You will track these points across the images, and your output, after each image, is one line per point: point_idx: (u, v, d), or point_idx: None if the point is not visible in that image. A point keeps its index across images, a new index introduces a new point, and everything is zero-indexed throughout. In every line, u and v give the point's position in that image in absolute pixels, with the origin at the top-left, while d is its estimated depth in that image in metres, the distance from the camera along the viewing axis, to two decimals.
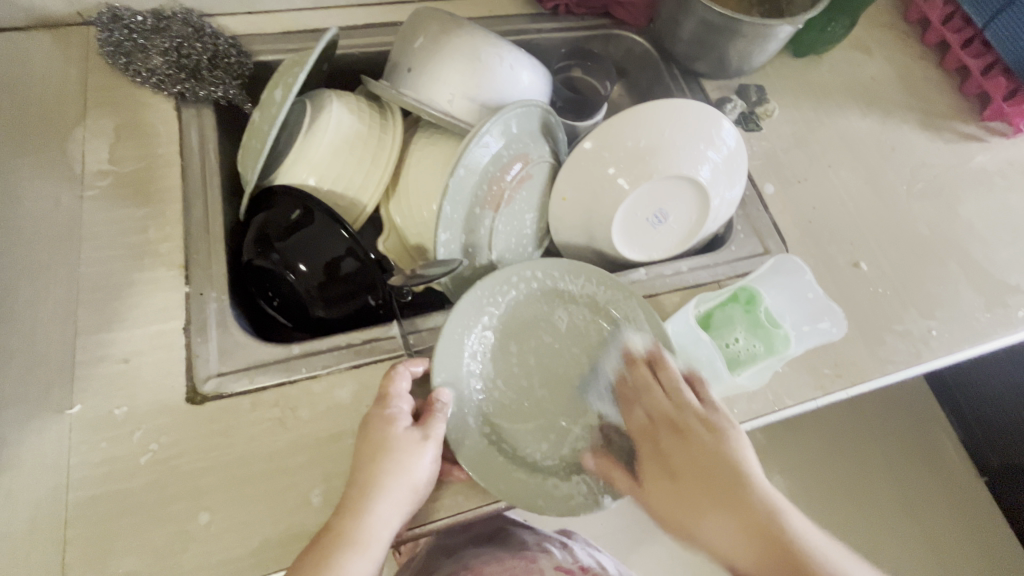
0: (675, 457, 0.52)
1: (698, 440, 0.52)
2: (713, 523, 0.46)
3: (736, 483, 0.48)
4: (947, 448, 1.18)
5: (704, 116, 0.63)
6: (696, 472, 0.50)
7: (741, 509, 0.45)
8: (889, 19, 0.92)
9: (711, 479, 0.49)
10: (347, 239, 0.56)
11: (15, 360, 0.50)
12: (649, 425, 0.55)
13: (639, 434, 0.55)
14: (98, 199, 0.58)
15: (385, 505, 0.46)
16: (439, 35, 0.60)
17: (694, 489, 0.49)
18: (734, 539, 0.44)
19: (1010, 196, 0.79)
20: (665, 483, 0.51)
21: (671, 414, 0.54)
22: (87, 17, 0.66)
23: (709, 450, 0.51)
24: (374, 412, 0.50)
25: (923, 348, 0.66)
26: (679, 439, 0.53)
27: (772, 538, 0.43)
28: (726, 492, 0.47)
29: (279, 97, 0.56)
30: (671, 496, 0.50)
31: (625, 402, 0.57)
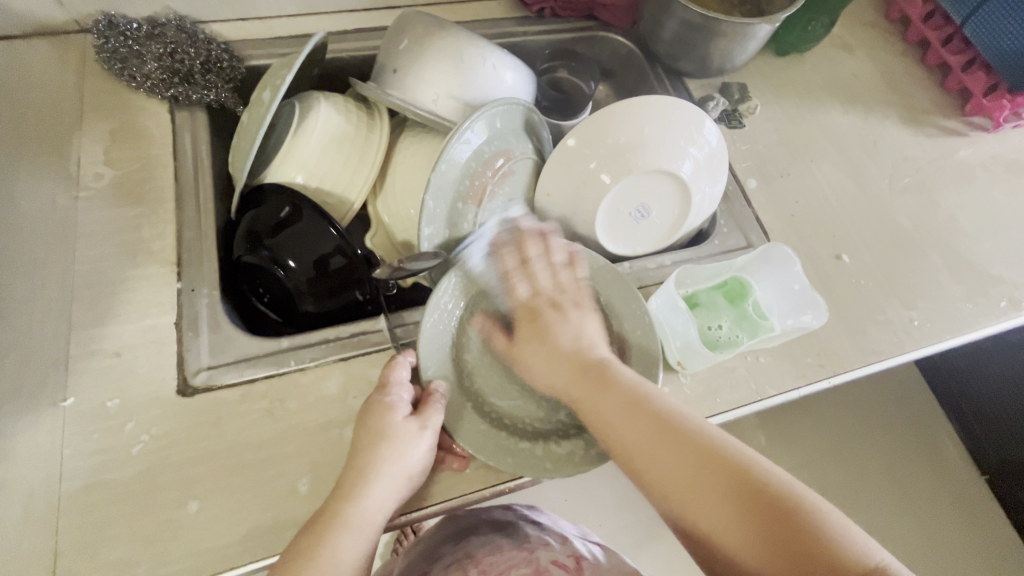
0: (544, 336, 0.55)
1: (560, 320, 0.55)
2: (593, 399, 0.49)
3: (612, 371, 0.50)
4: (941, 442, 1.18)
5: (685, 113, 0.64)
6: (568, 351, 0.53)
7: (621, 389, 0.49)
8: (871, 18, 0.93)
9: (581, 362, 0.52)
10: (336, 237, 0.58)
11: (12, 354, 0.52)
12: (528, 301, 0.58)
13: (522, 309, 0.57)
14: (93, 200, 0.60)
15: (380, 491, 0.47)
16: (423, 37, 0.61)
17: (564, 369, 0.52)
18: (616, 413, 0.47)
19: (992, 189, 0.80)
20: (536, 345, 0.55)
21: (552, 291, 0.57)
22: (84, 25, 0.68)
23: (578, 330, 0.55)
24: (374, 399, 0.51)
25: (905, 337, 0.67)
26: (558, 313, 0.56)
27: (648, 410, 0.47)
28: (599, 376, 0.50)
29: (267, 98, 0.58)
30: (548, 365, 0.53)
31: (507, 276, 0.59)
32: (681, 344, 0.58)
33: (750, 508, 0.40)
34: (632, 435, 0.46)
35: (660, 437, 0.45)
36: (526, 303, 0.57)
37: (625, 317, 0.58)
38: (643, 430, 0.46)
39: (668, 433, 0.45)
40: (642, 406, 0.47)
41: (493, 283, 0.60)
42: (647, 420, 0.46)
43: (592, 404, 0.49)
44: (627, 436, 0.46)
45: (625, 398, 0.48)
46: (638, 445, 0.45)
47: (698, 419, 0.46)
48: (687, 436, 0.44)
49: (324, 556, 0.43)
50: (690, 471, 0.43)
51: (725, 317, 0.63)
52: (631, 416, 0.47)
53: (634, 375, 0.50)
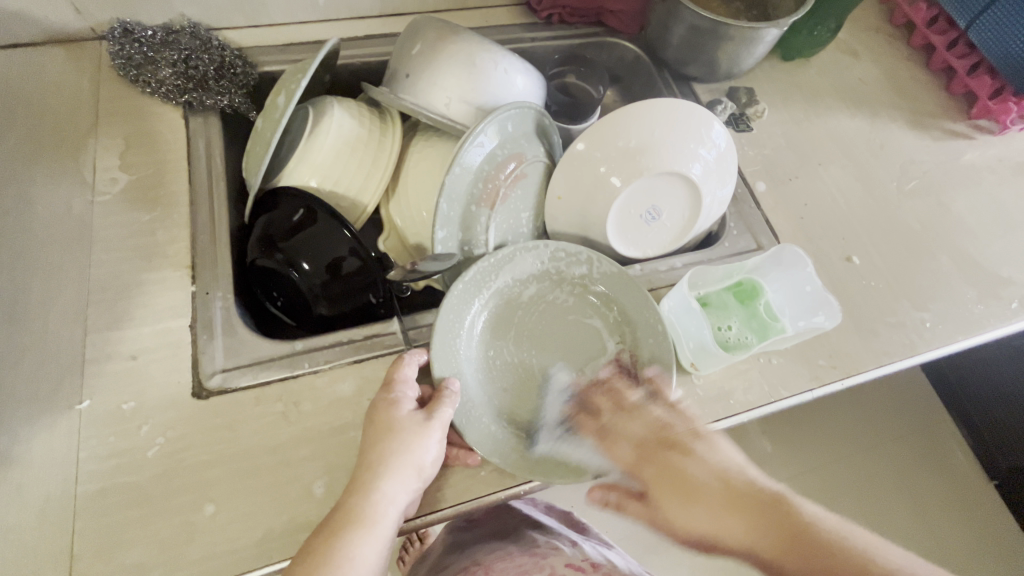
0: (690, 485, 0.48)
1: (696, 463, 0.49)
2: (784, 549, 0.44)
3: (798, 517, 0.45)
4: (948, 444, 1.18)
5: (696, 116, 0.65)
6: (731, 500, 0.47)
7: (809, 531, 0.44)
8: (875, 23, 0.94)
9: (753, 504, 0.46)
10: (350, 239, 0.58)
11: (28, 358, 0.52)
12: (643, 456, 0.51)
13: (634, 465, 0.51)
14: (109, 204, 0.60)
15: (391, 484, 0.47)
16: (436, 42, 0.62)
17: (740, 523, 0.45)
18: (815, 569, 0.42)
19: (1001, 192, 0.80)
20: (678, 502, 0.48)
21: (659, 431, 0.52)
22: (99, 32, 0.69)
23: (713, 463, 0.49)
24: (379, 397, 0.51)
25: (917, 339, 0.67)
26: (686, 451, 0.50)
27: (851, 558, 0.42)
28: (789, 525, 0.45)
29: (281, 103, 0.59)
30: (717, 518, 0.46)
31: (602, 439, 0.53)
32: (694, 344, 0.58)
33: None
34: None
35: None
36: (638, 458, 0.51)
37: (638, 319, 0.59)
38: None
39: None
40: (841, 553, 0.43)
41: (587, 452, 0.53)
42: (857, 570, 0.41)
43: (782, 556, 0.43)
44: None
45: (819, 548, 0.43)
46: None
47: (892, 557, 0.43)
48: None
49: (338, 551, 0.43)
50: None
51: (737, 318, 0.63)
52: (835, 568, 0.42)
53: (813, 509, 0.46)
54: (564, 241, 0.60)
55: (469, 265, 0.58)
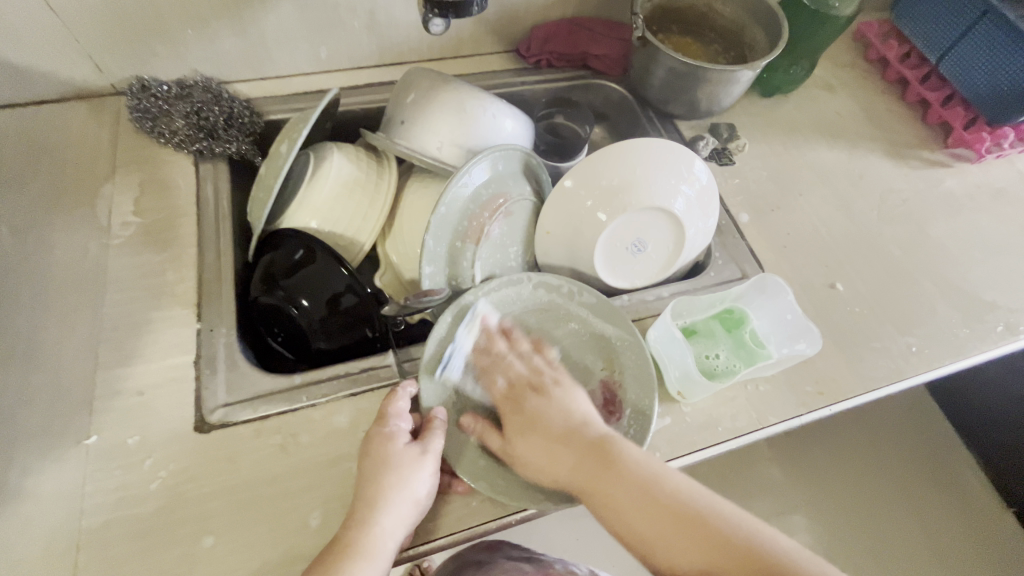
0: (562, 441, 0.51)
1: (562, 418, 0.53)
2: (602, 486, 0.48)
3: (667, 490, 0.46)
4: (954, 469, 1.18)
5: (677, 154, 0.68)
6: (608, 468, 0.48)
7: (628, 474, 0.48)
8: (850, 59, 0.98)
9: (605, 471, 0.48)
10: (347, 276, 0.61)
11: (40, 396, 0.54)
12: (509, 390, 0.57)
13: (502, 400, 0.56)
14: (122, 247, 0.64)
15: (388, 516, 0.48)
16: (428, 91, 0.66)
17: (603, 479, 0.48)
18: (641, 511, 0.46)
19: (980, 217, 0.82)
20: (529, 436, 0.53)
21: (529, 377, 0.57)
22: (118, 88, 0.74)
23: (567, 412, 0.54)
24: (374, 431, 0.53)
25: (904, 364, 0.68)
26: (543, 394, 0.55)
27: (662, 502, 0.45)
28: (655, 496, 0.46)
29: (284, 151, 0.62)
30: (543, 456, 0.52)
31: (484, 372, 0.59)
32: (679, 372, 0.60)
33: None
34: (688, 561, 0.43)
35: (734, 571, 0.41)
36: (504, 393, 0.57)
37: (620, 351, 0.61)
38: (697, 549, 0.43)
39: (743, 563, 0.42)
40: (651, 491, 0.46)
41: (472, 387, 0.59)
42: (658, 504, 0.45)
43: (601, 491, 0.48)
44: (682, 557, 0.43)
45: (682, 515, 0.44)
46: (650, 530, 0.45)
47: (716, 504, 0.45)
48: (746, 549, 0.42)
49: None
50: (688, 551, 0.43)
51: (723, 347, 0.65)
52: (648, 509, 0.46)
53: (638, 455, 0.49)
54: (552, 275, 0.63)
55: (458, 298, 0.61)
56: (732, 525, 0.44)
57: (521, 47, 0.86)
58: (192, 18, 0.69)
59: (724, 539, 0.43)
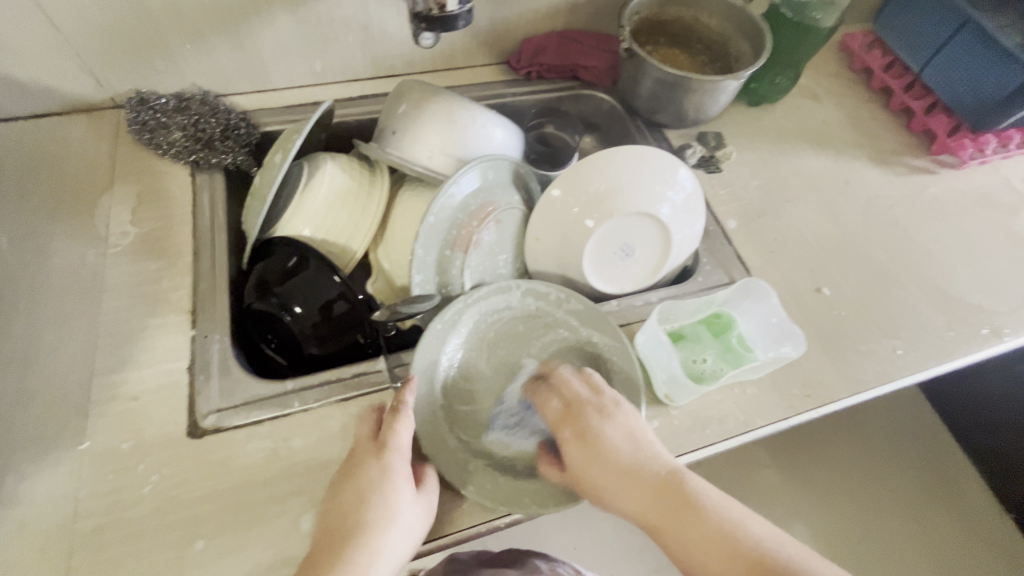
0: (631, 472, 0.50)
1: (628, 449, 0.51)
2: (675, 524, 0.47)
3: (745, 535, 0.45)
4: (945, 473, 1.21)
5: (663, 162, 0.70)
6: (682, 511, 0.47)
7: (702, 516, 0.46)
8: (836, 69, 1.00)
9: (676, 506, 0.47)
10: (339, 284, 0.62)
11: (35, 402, 0.55)
12: (565, 413, 0.55)
13: (558, 423, 0.55)
14: (119, 256, 0.65)
15: (369, 554, 0.46)
16: (418, 102, 0.68)
17: (679, 517, 0.47)
18: (716, 555, 0.44)
19: (965, 222, 0.84)
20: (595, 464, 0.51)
21: (586, 398, 0.55)
22: (118, 101, 0.76)
23: (630, 437, 0.52)
24: (379, 453, 0.51)
25: (890, 366, 0.69)
26: (603, 417, 0.53)
27: (740, 548, 0.44)
28: (735, 543, 0.44)
29: (277, 161, 0.64)
30: (610, 483, 0.50)
31: (536, 393, 0.57)
32: (668, 376, 0.61)
33: None
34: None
35: None
36: (561, 416, 0.55)
37: (607, 354, 0.62)
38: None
39: None
40: (727, 538, 0.45)
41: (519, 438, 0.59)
42: (734, 552, 0.44)
43: (672, 530, 0.47)
44: None
45: (763, 567, 0.43)
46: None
47: (798, 557, 0.43)
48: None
49: None
50: None
51: (709, 352, 0.66)
52: (724, 555, 0.44)
53: (711, 496, 0.48)
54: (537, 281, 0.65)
55: (447, 304, 0.62)
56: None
57: (512, 59, 0.88)
58: (189, 33, 0.71)
59: None
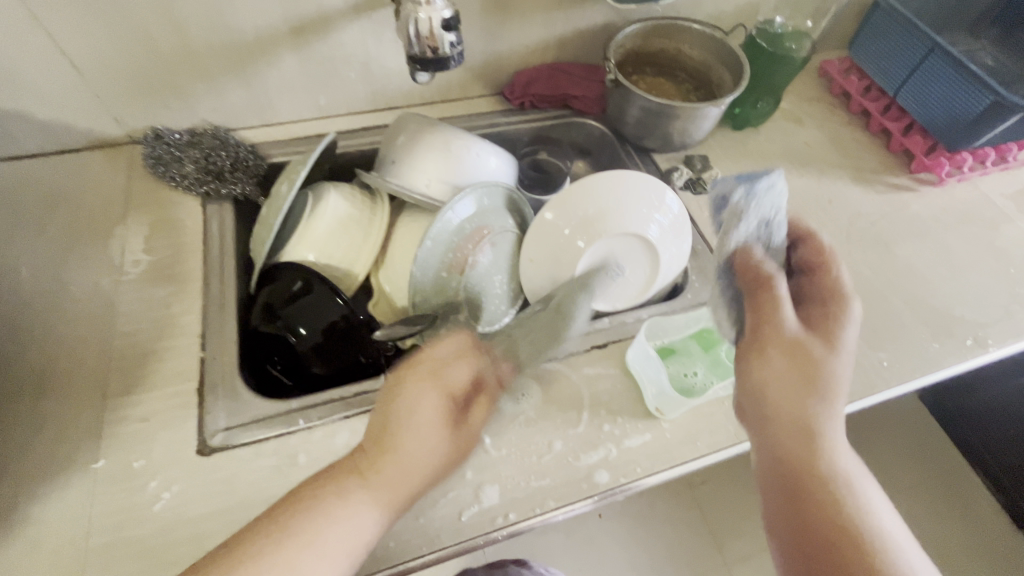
0: (808, 396, 0.48)
1: (835, 361, 0.49)
2: (800, 410, 0.48)
3: (852, 492, 0.44)
4: (945, 489, 1.21)
5: (649, 184, 0.73)
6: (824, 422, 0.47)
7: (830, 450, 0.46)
8: (817, 94, 1.05)
9: (818, 415, 0.47)
10: (342, 306, 0.66)
11: (51, 423, 0.58)
12: (831, 291, 0.55)
13: (827, 297, 0.55)
14: (133, 283, 0.69)
15: (392, 495, 0.48)
16: (416, 133, 0.72)
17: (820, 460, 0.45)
18: (811, 460, 0.46)
19: (946, 237, 0.87)
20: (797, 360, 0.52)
21: (836, 298, 0.54)
22: (134, 137, 0.81)
23: (841, 347, 0.50)
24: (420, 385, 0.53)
25: (876, 378, 0.71)
26: (836, 321, 0.52)
27: (838, 490, 0.44)
28: (839, 489, 0.44)
29: (283, 191, 0.68)
30: (794, 346, 0.50)
31: (813, 268, 0.59)
32: (656, 389, 0.66)
33: None
34: (794, 523, 0.43)
35: None
36: (837, 294, 0.55)
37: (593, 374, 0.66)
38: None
39: None
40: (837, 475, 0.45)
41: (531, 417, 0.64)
42: (829, 483, 0.44)
43: (796, 418, 0.47)
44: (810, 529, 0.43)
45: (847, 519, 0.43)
46: (809, 485, 0.45)
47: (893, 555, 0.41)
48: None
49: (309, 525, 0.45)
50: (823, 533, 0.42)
51: (699, 365, 0.69)
52: (818, 466, 0.45)
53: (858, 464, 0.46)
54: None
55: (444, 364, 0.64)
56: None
57: (505, 91, 0.92)
58: (201, 74, 0.76)
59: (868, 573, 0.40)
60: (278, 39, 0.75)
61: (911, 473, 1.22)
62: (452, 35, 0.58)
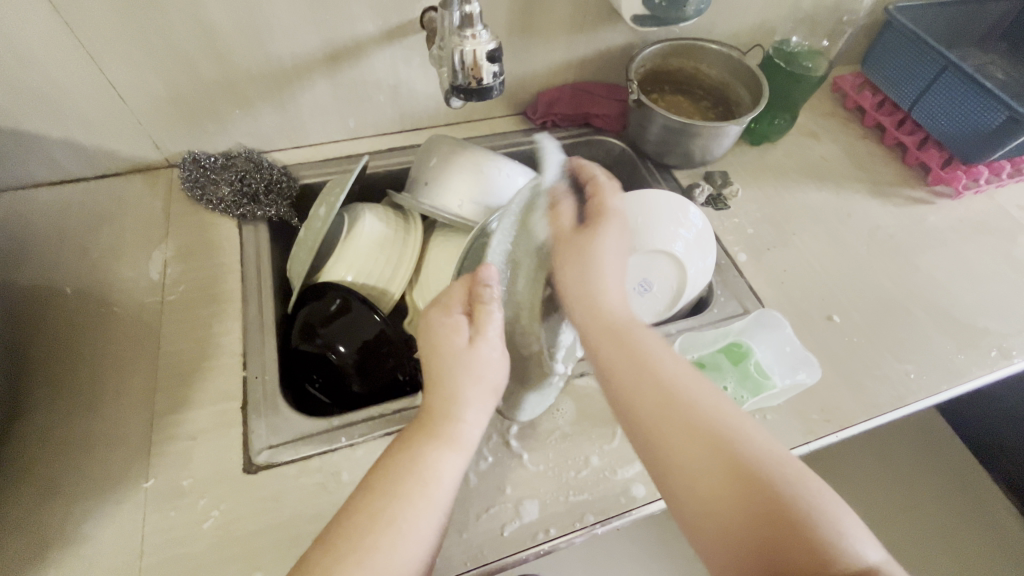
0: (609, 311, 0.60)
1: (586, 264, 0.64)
2: (613, 357, 0.57)
3: (673, 382, 0.53)
4: (966, 500, 1.21)
5: (671, 203, 0.76)
6: (617, 343, 0.57)
7: (638, 360, 0.55)
8: (830, 108, 1.07)
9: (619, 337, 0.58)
10: (379, 322, 0.68)
11: (102, 444, 0.59)
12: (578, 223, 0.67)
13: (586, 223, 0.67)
14: (174, 303, 0.71)
15: (471, 411, 0.53)
16: (448, 155, 0.74)
17: (643, 398, 0.53)
18: (640, 387, 0.53)
19: (965, 249, 0.88)
20: (575, 262, 0.64)
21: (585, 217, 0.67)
22: (171, 161, 0.83)
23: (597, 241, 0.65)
24: (441, 320, 0.56)
25: (904, 389, 0.72)
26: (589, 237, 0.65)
27: (665, 391, 0.52)
28: (669, 390, 0.53)
29: (322, 214, 0.70)
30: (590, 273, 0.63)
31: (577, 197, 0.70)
32: None
33: (733, 487, 0.46)
34: (655, 451, 0.51)
35: (729, 487, 0.46)
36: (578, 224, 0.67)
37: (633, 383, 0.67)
38: (707, 478, 0.47)
39: (740, 473, 0.47)
40: (662, 381, 0.53)
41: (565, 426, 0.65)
42: (664, 394, 0.52)
43: (613, 361, 0.56)
44: (676, 448, 0.49)
45: (690, 425, 0.50)
46: (651, 411, 0.52)
47: (726, 421, 0.50)
48: (792, 510, 0.44)
49: (424, 466, 0.49)
50: (689, 444, 0.49)
51: (729, 380, 0.69)
52: (648, 393, 0.53)
53: (670, 364, 0.55)
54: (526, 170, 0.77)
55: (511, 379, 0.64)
56: (743, 445, 0.48)
57: (528, 111, 0.95)
58: (238, 99, 0.78)
59: (730, 451, 0.48)
60: (313, 65, 0.77)
61: (929, 481, 1.22)
62: (496, 66, 0.61)
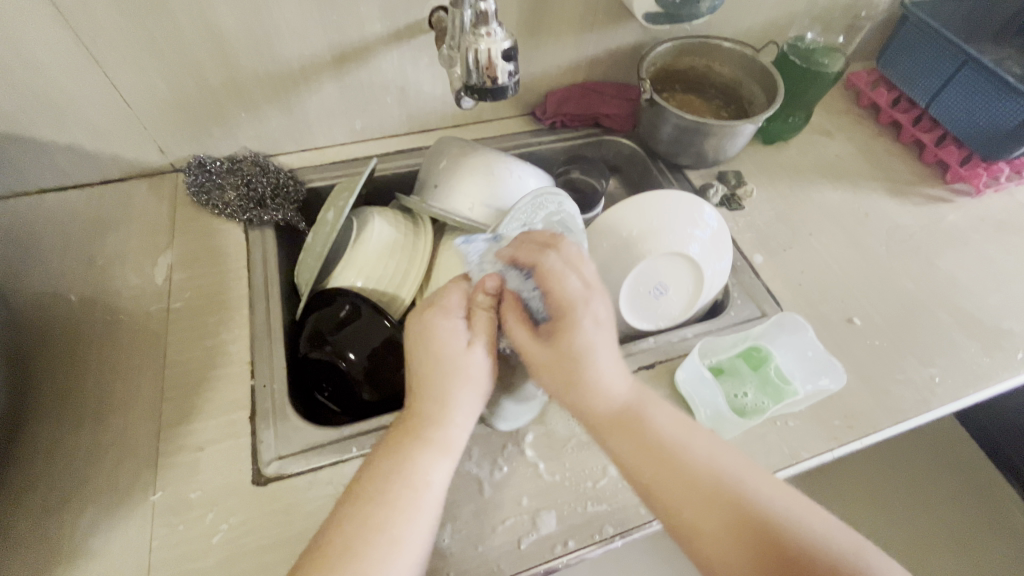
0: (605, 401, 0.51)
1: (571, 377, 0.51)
2: (621, 441, 0.50)
3: (696, 466, 0.48)
4: (983, 503, 1.18)
5: (687, 203, 0.74)
6: (625, 422, 0.51)
7: (651, 436, 0.50)
8: (844, 106, 1.05)
9: (622, 418, 0.51)
10: (389, 328, 0.66)
11: (107, 457, 0.58)
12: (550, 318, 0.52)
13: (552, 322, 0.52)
14: (180, 311, 0.69)
15: (460, 414, 0.51)
16: (457, 157, 0.73)
17: (668, 489, 0.47)
18: (660, 472, 0.48)
19: (987, 249, 0.86)
20: (561, 372, 0.51)
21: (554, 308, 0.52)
22: (176, 166, 0.82)
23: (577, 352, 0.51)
24: (434, 321, 0.53)
25: (929, 394, 0.70)
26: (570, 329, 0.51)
27: (694, 480, 0.47)
28: (690, 474, 0.48)
29: (331, 219, 0.69)
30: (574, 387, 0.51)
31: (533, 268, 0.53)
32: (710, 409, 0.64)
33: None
34: (690, 545, 0.46)
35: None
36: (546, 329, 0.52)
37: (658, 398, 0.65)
38: (755, 572, 0.43)
39: (787, 560, 0.43)
40: (681, 466, 0.48)
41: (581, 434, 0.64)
42: (686, 479, 0.47)
43: (624, 444, 0.50)
44: (712, 542, 0.45)
45: (727, 511, 0.45)
46: (675, 498, 0.47)
47: (760, 497, 0.46)
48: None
49: (411, 471, 0.48)
50: (723, 535, 0.45)
51: (750, 386, 0.68)
52: (669, 477, 0.48)
53: (684, 436, 0.50)
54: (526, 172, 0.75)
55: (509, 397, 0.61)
56: (782, 524, 0.44)
57: (537, 111, 0.93)
58: (244, 102, 0.77)
59: (777, 537, 0.44)
60: (320, 67, 0.76)
61: (944, 485, 1.21)
62: (511, 64, 0.59)
